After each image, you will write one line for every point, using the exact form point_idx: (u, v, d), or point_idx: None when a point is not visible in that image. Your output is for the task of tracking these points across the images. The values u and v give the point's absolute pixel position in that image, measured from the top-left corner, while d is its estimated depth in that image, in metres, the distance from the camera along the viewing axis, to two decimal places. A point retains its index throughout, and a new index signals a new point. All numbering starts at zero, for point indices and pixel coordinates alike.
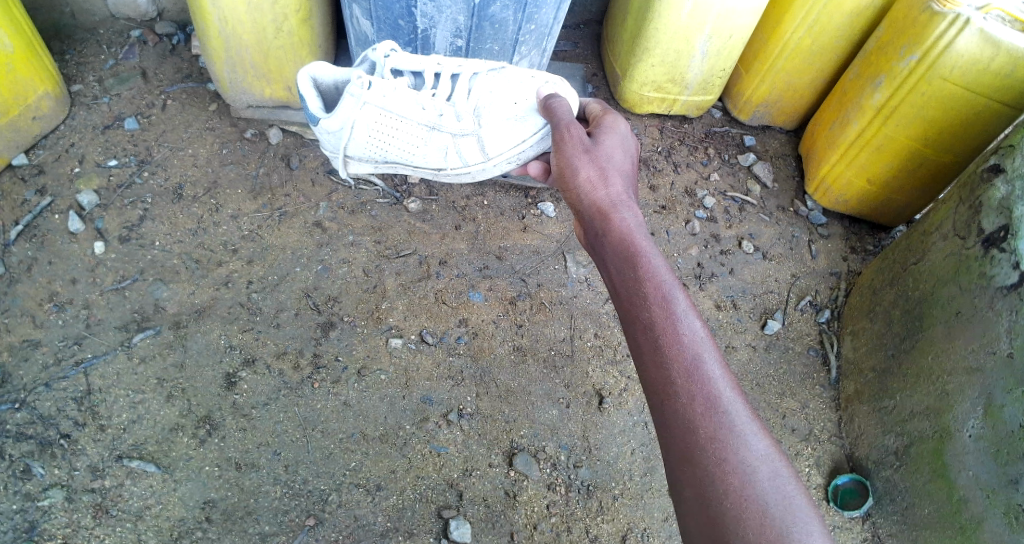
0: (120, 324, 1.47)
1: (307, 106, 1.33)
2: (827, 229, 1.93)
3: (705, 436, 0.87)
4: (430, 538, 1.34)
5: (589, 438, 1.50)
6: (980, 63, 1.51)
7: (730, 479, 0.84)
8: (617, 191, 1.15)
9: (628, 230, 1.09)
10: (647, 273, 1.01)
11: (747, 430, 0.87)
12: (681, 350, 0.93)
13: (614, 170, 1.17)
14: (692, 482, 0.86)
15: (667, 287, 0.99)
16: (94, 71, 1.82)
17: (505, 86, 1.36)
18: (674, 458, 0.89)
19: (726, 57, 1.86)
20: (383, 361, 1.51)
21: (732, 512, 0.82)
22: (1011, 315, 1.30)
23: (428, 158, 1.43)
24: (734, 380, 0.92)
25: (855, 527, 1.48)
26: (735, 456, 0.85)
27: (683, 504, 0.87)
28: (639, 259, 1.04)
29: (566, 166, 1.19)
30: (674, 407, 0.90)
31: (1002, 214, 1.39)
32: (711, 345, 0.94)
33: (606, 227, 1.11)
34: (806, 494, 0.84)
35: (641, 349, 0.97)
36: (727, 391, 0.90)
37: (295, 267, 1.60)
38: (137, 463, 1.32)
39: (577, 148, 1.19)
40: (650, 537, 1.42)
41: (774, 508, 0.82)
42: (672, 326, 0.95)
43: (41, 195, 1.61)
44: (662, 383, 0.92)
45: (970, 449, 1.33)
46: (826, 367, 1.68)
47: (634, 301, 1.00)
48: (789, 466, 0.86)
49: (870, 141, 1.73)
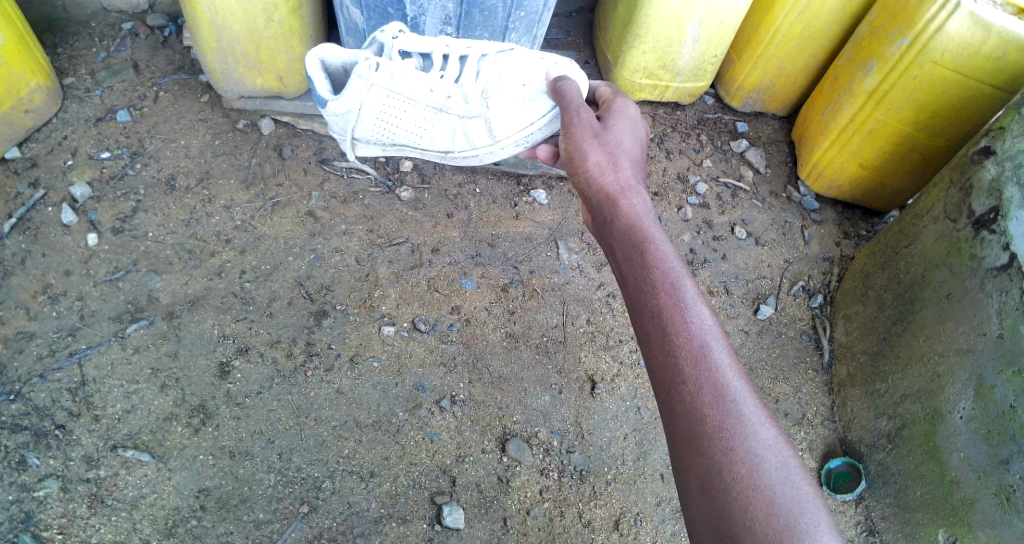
0: (114, 315, 1.47)
1: (315, 88, 1.34)
2: (821, 214, 1.93)
3: (713, 424, 0.86)
4: (424, 524, 1.35)
5: (582, 424, 1.50)
6: (971, 46, 1.50)
7: (737, 468, 0.83)
8: (626, 179, 1.14)
9: (636, 218, 1.08)
10: (655, 261, 1.00)
11: (755, 419, 0.87)
12: (689, 338, 0.92)
13: (623, 157, 1.17)
14: (699, 471, 0.85)
15: (676, 276, 0.98)
16: (86, 64, 1.81)
17: (514, 68, 1.36)
18: (680, 446, 0.88)
19: (718, 43, 1.86)
20: (375, 349, 1.51)
21: (737, 502, 0.81)
22: (1001, 296, 1.30)
23: (436, 141, 1.43)
24: (742, 370, 0.91)
25: (849, 511, 1.49)
26: (742, 445, 0.84)
27: (689, 493, 0.86)
28: (648, 247, 1.03)
29: (574, 151, 1.19)
30: (681, 395, 0.89)
31: (992, 196, 1.39)
32: (718, 335, 0.93)
33: (614, 214, 1.11)
34: (813, 485, 0.83)
35: (648, 336, 0.95)
36: (735, 380, 0.89)
37: (288, 256, 1.61)
38: (131, 453, 1.33)
39: (587, 132, 1.18)
40: (643, 521, 1.43)
41: (782, 498, 0.81)
42: (680, 314, 0.94)
43: (34, 188, 1.61)
44: (669, 371, 0.91)
45: (961, 431, 1.34)
46: (819, 351, 1.68)
47: (642, 288, 0.99)
48: (795, 456, 0.85)
49: (862, 126, 1.73)
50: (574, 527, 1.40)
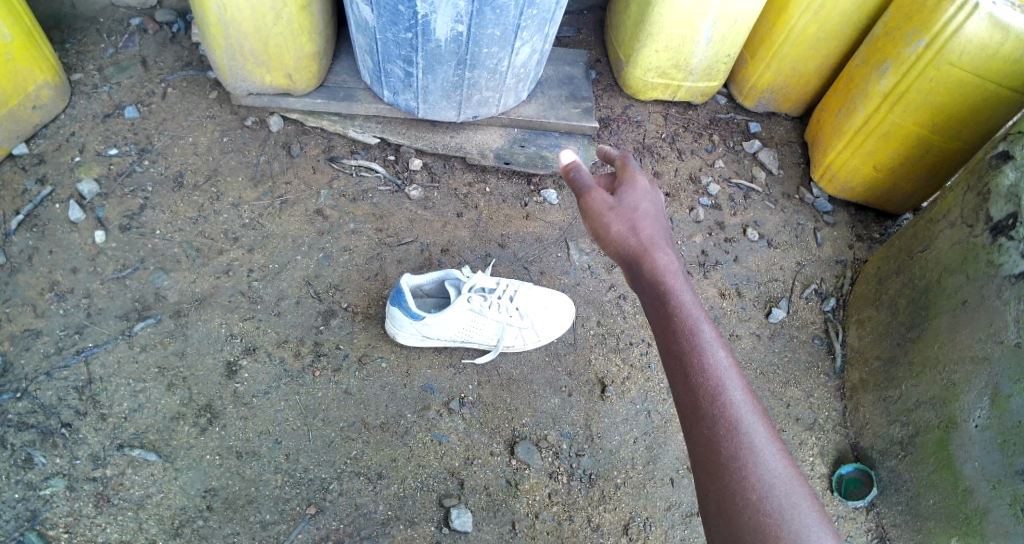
0: (121, 313, 1.46)
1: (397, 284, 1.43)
2: (833, 216, 1.91)
3: (726, 458, 0.85)
4: (432, 527, 1.33)
5: (591, 427, 1.49)
6: (988, 48, 1.48)
7: (751, 499, 0.83)
8: (650, 232, 1.05)
9: (664, 273, 1.00)
10: (674, 307, 0.96)
11: (767, 450, 0.85)
12: (703, 377, 0.90)
13: (643, 214, 1.07)
14: (717, 503, 0.84)
15: (693, 319, 0.94)
16: (94, 59, 1.81)
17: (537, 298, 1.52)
18: (700, 477, 0.87)
19: (731, 43, 1.83)
20: (383, 349, 1.51)
21: (752, 531, 0.81)
22: (1019, 304, 1.28)
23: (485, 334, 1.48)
24: (756, 402, 0.89)
25: (860, 518, 1.47)
26: (755, 476, 0.83)
27: (709, 522, 0.85)
28: (668, 296, 0.98)
29: (594, 223, 1.09)
30: (700, 433, 0.87)
31: (1011, 202, 1.36)
32: (735, 373, 0.91)
33: (637, 268, 1.04)
34: (825, 517, 0.82)
35: (669, 378, 0.93)
36: (749, 415, 0.87)
37: (296, 254, 1.60)
38: (137, 452, 1.31)
39: (602, 200, 1.08)
40: (652, 526, 1.41)
41: (793, 531, 0.80)
42: (697, 356, 0.91)
43: (42, 184, 1.60)
44: (689, 410, 0.89)
45: (975, 439, 1.32)
46: (831, 356, 1.67)
47: (662, 332, 0.96)
48: (807, 487, 0.84)
49: (876, 128, 1.71)
50: (583, 531, 1.38)
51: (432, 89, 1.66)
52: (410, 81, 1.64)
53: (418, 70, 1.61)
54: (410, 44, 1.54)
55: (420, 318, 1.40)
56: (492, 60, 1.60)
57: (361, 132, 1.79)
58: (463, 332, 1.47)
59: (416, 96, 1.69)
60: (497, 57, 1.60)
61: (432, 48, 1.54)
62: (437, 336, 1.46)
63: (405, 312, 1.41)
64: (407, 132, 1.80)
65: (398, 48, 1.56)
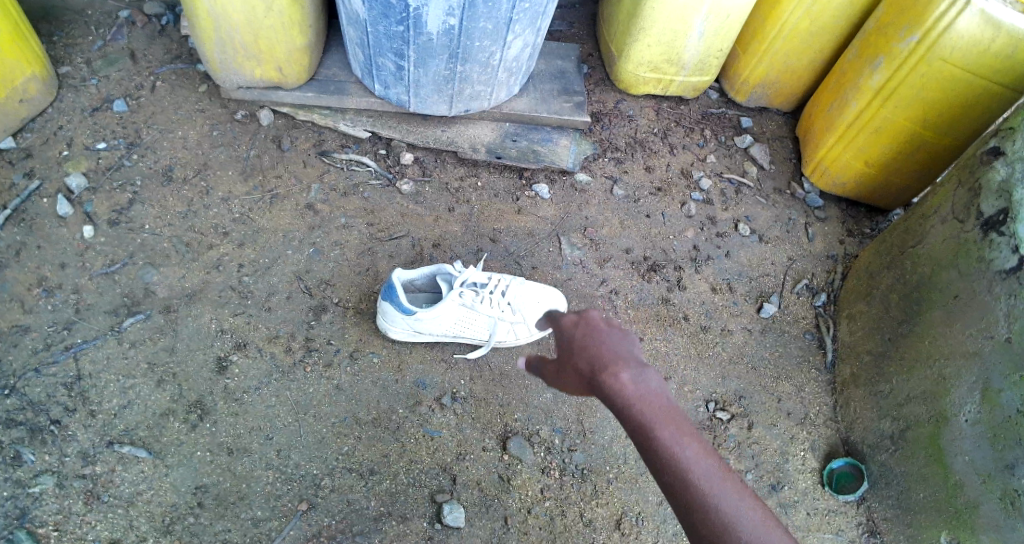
0: (110, 309, 1.45)
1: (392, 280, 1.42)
2: (825, 212, 1.91)
3: None
4: (424, 523, 1.33)
5: (584, 422, 1.49)
6: (980, 44, 1.48)
7: None
8: (596, 351, 0.94)
9: (621, 398, 0.89)
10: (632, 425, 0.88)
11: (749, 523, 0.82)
12: (676, 485, 0.84)
13: (587, 351, 0.95)
14: None
15: (652, 425, 0.87)
16: (82, 52, 1.79)
17: (530, 293, 1.51)
18: None
19: (723, 37, 1.83)
20: (375, 345, 1.50)
21: None
22: (1010, 299, 1.29)
23: (478, 330, 1.48)
24: (728, 476, 0.85)
25: (850, 511, 1.47)
26: None
27: None
28: (627, 418, 0.89)
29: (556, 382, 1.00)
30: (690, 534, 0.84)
31: (1002, 197, 1.37)
32: (704, 462, 0.85)
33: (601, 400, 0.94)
34: None
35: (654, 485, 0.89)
36: (727, 498, 0.83)
37: (287, 249, 1.59)
38: (128, 449, 1.30)
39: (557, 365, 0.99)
40: (644, 521, 1.41)
41: None
42: (666, 464, 0.85)
43: (29, 179, 1.58)
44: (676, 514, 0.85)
45: (966, 434, 1.32)
46: (822, 350, 1.67)
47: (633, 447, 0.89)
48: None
49: (868, 123, 1.71)
50: (576, 527, 1.38)
51: (423, 83, 1.65)
52: (402, 74, 1.63)
53: (409, 64, 1.60)
54: (402, 37, 1.53)
55: (411, 313, 1.40)
56: (484, 54, 1.59)
57: (352, 126, 1.78)
58: (455, 327, 1.47)
59: (407, 89, 1.68)
60: (489, 51, 1.59)
61: (423, 41, 1.53)
62: (428, 331, 1.45)
63: (397, 307, 1.41)
64: (398, 127, 1.79)
65: (390, 41, 1.55)
